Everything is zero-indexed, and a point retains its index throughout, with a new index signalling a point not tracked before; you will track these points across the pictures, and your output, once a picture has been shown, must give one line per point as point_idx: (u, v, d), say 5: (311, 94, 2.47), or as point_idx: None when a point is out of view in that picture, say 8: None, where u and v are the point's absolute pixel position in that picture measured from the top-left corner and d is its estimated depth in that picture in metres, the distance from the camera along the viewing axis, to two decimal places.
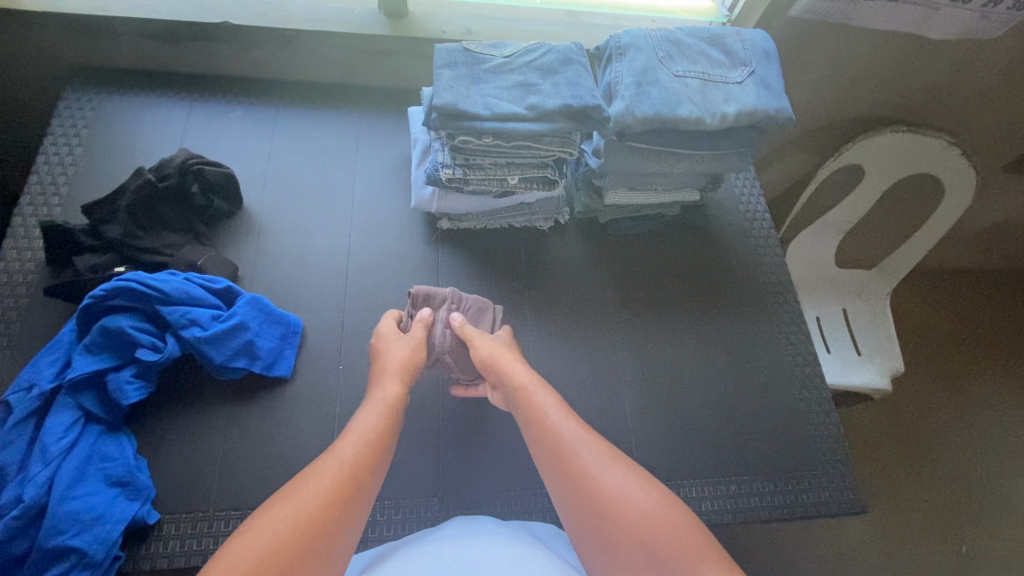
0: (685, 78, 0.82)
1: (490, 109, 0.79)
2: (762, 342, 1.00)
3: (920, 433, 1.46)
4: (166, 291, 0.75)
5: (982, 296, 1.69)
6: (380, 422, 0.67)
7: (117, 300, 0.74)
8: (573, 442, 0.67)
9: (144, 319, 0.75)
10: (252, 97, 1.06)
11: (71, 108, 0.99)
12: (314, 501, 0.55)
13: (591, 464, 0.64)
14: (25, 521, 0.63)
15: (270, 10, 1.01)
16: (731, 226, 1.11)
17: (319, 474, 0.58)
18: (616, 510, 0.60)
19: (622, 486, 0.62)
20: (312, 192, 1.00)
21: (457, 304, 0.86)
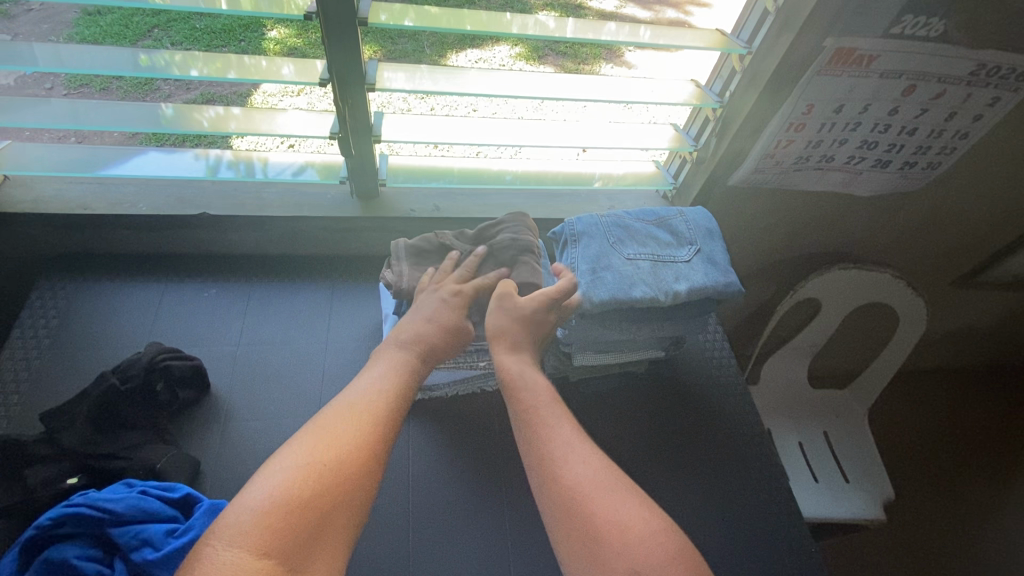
0: (636, 260, 0.88)
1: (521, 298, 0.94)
2: (746, 500, 0.96)
3: (919, 554, 1.50)
4: (116, 510, 0.72)
5: (954, 402, 1.78)
6: (395, 375, 0.79)
7: (63, 527, 0.71)
8: (561, 455, 0.71)
9: (92, 545, 0.71)
10: (228, 274, 1.10)
11: (42, 298, 1.00)
12: (349, 443, 0.68)
13: (583, 472, 0.69)
14: None
15: (245, 198, 1.07)
16: (701, 375, 1.11)
17: (344, 426, 0.70)
18: (603, 522, 0.65)
19: (611, 498, 0.67)
20: (280, 370, 0.99)
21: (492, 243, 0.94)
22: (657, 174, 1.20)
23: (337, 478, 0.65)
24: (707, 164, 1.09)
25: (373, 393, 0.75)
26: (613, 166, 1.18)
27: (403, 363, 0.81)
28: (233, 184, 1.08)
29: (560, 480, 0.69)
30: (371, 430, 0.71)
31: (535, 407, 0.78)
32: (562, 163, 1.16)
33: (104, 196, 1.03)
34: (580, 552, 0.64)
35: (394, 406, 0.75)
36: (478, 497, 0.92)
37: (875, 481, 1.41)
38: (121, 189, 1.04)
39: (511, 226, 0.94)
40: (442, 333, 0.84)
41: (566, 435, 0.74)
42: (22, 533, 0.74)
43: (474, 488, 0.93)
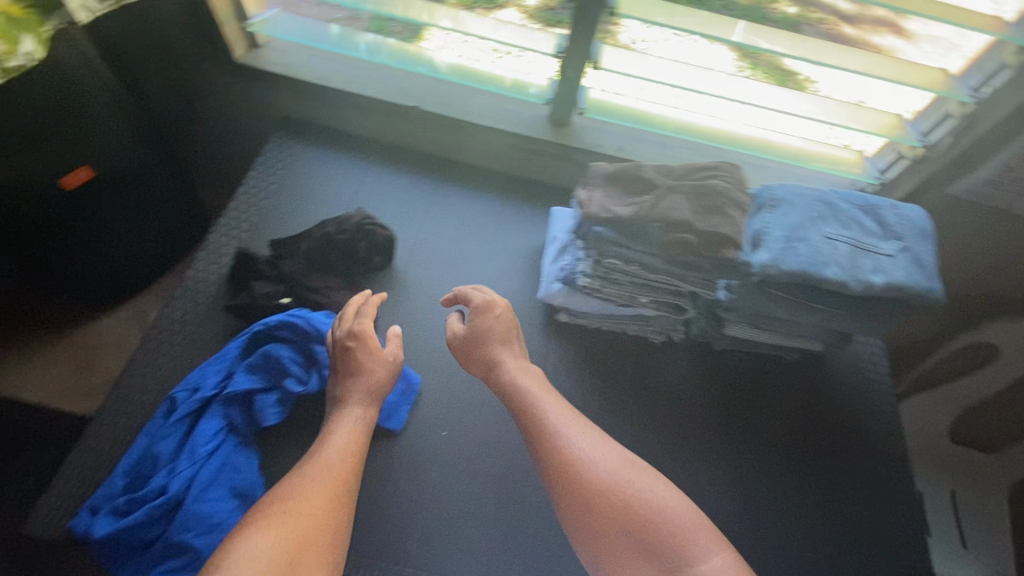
0: (835, 241, 0.84)
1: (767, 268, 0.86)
2: (869, 516, 0.92)
3: None
4: (324, 332, 0.88)
5: None
6: (351, 435, 0.76)
7: (282, 332, 0.87)
8: (562, 431, 0.76)
9: (298, 353, 0.87)
10: (418, 166, 1.19)
11: (274, 150, 1.17)
12: (317, 500, 0.66)
13: (594, 457, 0.73)
14: (162, 511, 0.74)
15: (452, 101, 1.15)
16: (849, 383, 1.05)
17: (307, 484, 0.68)
18: (613, 502, 0.69)
19: (618, 477, 0.71)
20: (449, 263, 1.09)
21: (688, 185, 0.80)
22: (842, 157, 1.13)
23: (322, 504, 0.66)
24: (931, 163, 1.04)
25: (328, 457, 0.72)
26: (793, 140, 1.13)
27: (354, 420, 0.78)
28: (445, 87, 1.17)
29: (563, 455, 0.74)
30: (335, 488, 0.69)
31: (526, 402, 0.81)
32: (748, 128, 1.12)
33: (339, 73, 1.16)
34: (587, 525, 0.70)
35: (349, 465, 0.72)
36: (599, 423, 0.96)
37: None
38: (353, 70, 1.17)
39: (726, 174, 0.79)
40: (368, 377, 0.81)
41: (572, 427, 0.77)
42: (246, 327, 0.90)
43: (596, 414, 0.97)
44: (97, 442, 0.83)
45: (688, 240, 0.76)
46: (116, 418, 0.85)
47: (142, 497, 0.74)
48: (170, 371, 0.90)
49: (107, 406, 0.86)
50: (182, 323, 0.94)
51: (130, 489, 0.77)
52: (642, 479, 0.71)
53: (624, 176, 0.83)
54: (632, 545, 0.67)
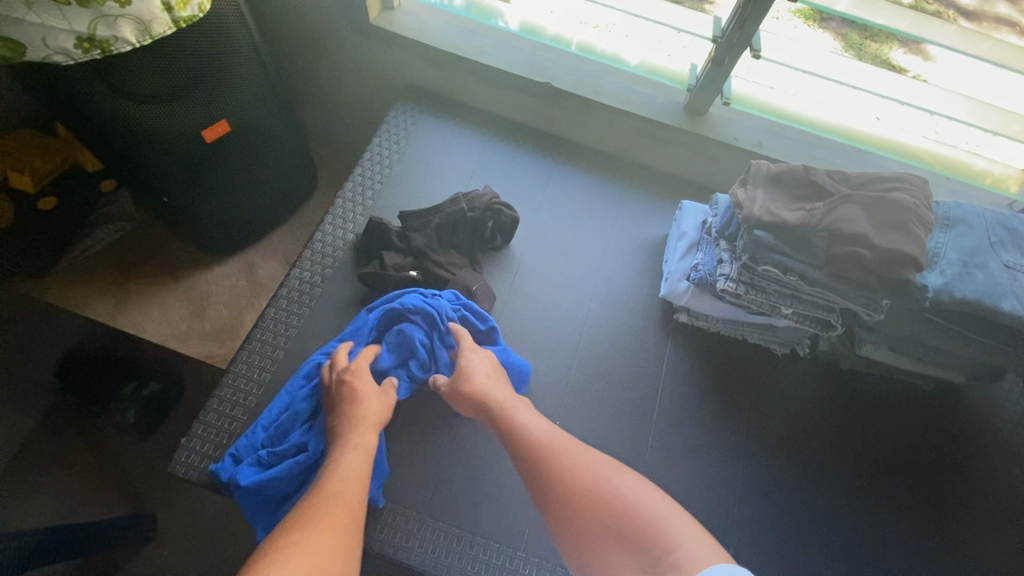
0: (1016, 272, 0.78)
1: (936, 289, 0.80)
2: (1001, 565, 0.87)
3: None
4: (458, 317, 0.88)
5: None
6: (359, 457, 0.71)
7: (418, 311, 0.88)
8: (531, 434, 0.76)
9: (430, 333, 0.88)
10: (539, 145, 1.16)
11: (397, 118, 1.16)
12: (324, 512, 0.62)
13: (574, 463, 0.72)
14: (301, 469, 0.76)
15: (585, 80, 1.11)
16: (988, 420, 0.98)
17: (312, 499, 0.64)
18: (595, 502, 0.68)
19: (599, 478, 0.70)
20: (567, 249, 1.07)
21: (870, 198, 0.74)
22: (951, 162, 1.04)
23: (340, 513, 0.62)
24: None
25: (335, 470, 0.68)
26: (902, 137, 1.06)
27: (354, 443, 0.73)
28: (577, 64, 1.13)
29: (539, 452, 0.74)
30: (343, 498, 0.64)
31: (498, 415, 0.78)
32: (857, 120, 1.06)
33: (469, 41, 1.13)
34: (576, 529, 0.69)
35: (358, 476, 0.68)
36: (713, 430, 0.94)
37: None
38: (484, 40, 1.14)
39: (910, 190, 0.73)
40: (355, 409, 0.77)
41: (546, 435, 0.76)
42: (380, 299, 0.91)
43: (711, 420, 0.95)
44: (236, 392, 0.87)
45: (863, 256, 0.71)
46: (251, 371, 0.89)
47: (283, 451, 0.77)
48: (301, 330, 0.92)
49: (244, 358, 0.90)
50: (311, 286, 0.96)
51: (270, 444, 0.80)
52: (585, 458, 0.73)
53: (789, 178, 0.79)
54: (614, 537, 0.65)
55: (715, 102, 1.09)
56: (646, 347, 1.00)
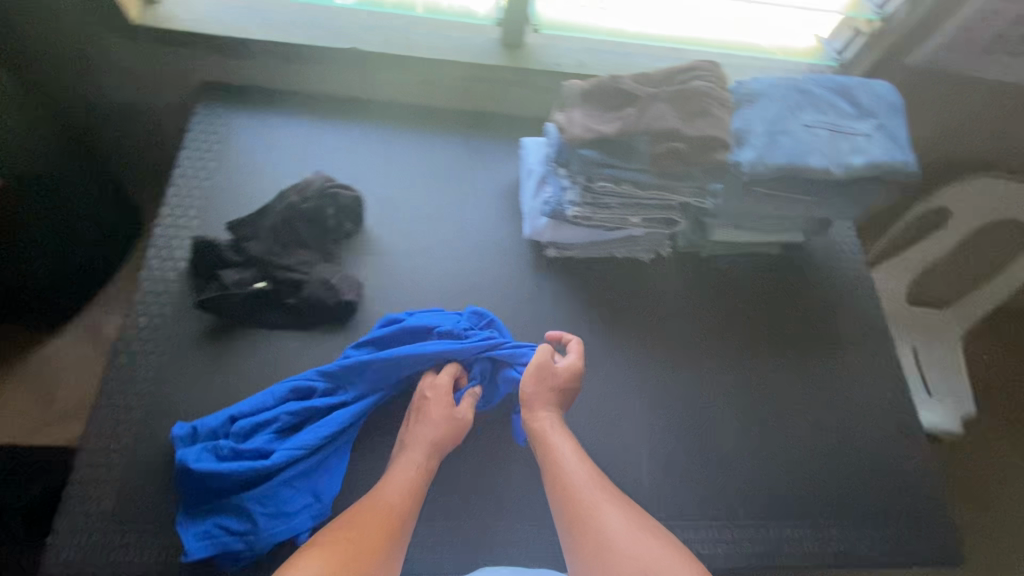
0: (814, 129, 0.84)
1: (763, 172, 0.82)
2: (857, 386, 1.00)
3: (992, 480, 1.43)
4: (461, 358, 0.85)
5: None
6: (411, 477, 0.74)
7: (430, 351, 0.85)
8: (570, 471, 0.76)
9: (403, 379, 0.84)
10: (368, 115, 1.09)
11: (202, 121, 1.04)
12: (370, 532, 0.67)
13: (618, 524, 0.69)
14: (251, 476, 0.74)
15: (394, 37, 1.05)
16: (829, 267, 1.10)
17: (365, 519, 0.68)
18: (626, 558, 0.65)
19: (635, 534, 0.68)
20: (425, 215, 1.04)
21: (670, 89, 0.76)
22: (749, 47, 1.12)
23: (376, 534, 0.67)
24: (888, 36, 1.03)
25: (386, 495, 0.71)
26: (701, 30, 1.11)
27: (415, 465, 0.76)
28: (381, 22, 1.07)
29: (572, 493, 0.73)
30: (388, 519, 0.69)
31: (545, 447, 0.79)
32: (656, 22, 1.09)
33: (258, 22, 1.04)
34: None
35: (408, 500, 0.72)
36: (604, 348, 0.98)
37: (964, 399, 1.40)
38: (274, 17, 1.05)
39: (705, 75, 0.76)
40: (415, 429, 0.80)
41: (592, 483, 0.75)
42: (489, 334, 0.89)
43: (600, 340, 0.98)
44: (96, 469, 0.78)
45: (677, 148, 0.74)
46: (106, 440, 0.79)
47: (241, 449, 0.75)
48: (154, 380, 0.84)
49: (97, 430, 0.80)
50: (151, 330, 0.86)
51: (232, 437, 0.77)
52: (615, 518, 0.70)
53: (600, 91, 0.79)
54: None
55: (527, 31, 1.07)
56: (525, 289, 1.01)
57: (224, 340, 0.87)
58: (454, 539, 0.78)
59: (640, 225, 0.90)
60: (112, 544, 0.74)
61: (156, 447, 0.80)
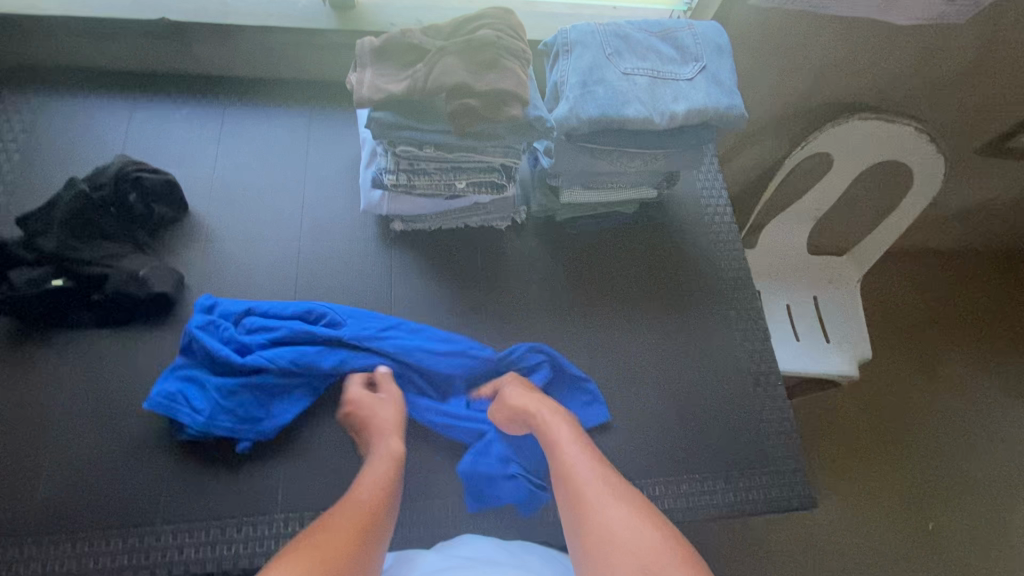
0: (633, 76, 0.80)
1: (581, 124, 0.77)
2: (716, 341, 0.99)
3: (884, 421, 1.48)
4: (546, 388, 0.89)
5: (967, 277, 1.68)
6: (383, 474, 0.73)
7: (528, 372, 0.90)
8: (569, 467, 0.72)
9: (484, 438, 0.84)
10: (196, 92, 1.02)
11: (6, 110, 0.96)
12: (346, 524, 0.65)
13: (620, 509, 0.66)
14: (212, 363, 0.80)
15: (210, 4, 0.97)
16: (693, 222, 1.07)
17: (342, 514, 0.66)
18: (623, 543, 0.63)
19: (631, 518, 0.65)
20: (259, 195, 0.97)
21: (460, 40, 0.70)
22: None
23: (347, 536, 0.63)
24: None
25: (362, 492, 0.70)
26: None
27: (387, 452, 0.76)
28: None
29: (580, 488, 0.69)
30: (363, 515, 0.66)
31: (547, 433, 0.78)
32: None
33: None
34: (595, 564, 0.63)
35: (384, 492, 0.71)
36: (455, 321, 0.95)
37: (857, 342, 1.42)
38: None
39: (495, 23, 0.71)
40: (372, 419, 0.79)
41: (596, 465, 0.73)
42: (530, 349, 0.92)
43: (451, 314, 0.95)
44: None
45: (470, 105, 0.69)
46: None
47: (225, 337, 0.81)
48: None
49: None
50: None
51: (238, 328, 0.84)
52: (619, 514, 0.66)
53: (392, 47, 0.73)
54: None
55: None
56: (369, 266, 0.96)
57: (29, 345, 0.81)
58: (282, 531, 0.77)
59: (469, 189, 0.83)
60: None
61: None
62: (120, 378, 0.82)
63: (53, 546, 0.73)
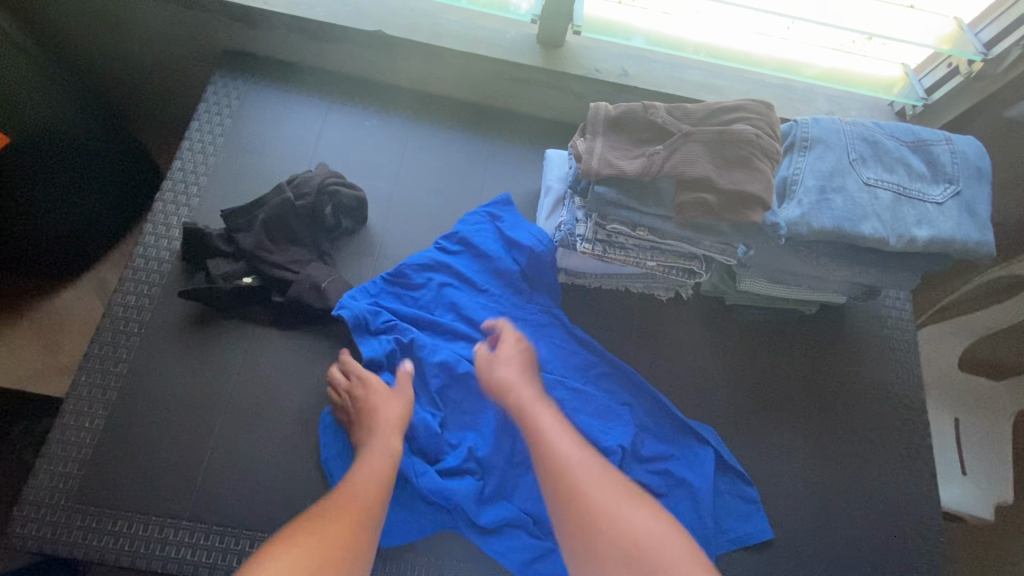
0: (876, 188, 0.72)
1: (814, 232, 0.70)
2: (875, 474, 0.90)
3: None
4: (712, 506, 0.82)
5: None
6: (383, 462, 0.71)
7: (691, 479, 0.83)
8: (553, 439, 0.71)
9: None
10: (389, 105, 1.03)
11: (216, 92, 1.00)
12: (335, 521, 0.61)
13: (602, 491, 0.65)
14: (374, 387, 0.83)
15: (422, 23, 0.97)
16: (871, 336, 0.98)
17: (324, 511, 0.62)
18: (611, 524, 0.62)
19: (616, 502, 0.64)
20: (431, 221, 0.97)
21: (711, 130, 0.65)
22: (845, 76, 0.96)
23: (336, 530, 0.60)
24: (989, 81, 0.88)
25: (353, 484, 0.67)
26: (799, 52, 0.94)
27: (394, 446, 0.74)
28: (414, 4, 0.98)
29: (559, 462, 0.68)
30: (354, 504, 0.64)
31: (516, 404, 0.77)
32: (746, 37, 0.92)
33: None
34: (580, 545, 0.62)
35: (380, 486, 0.68)
36: None
37: (1001, 486, 1.26)
38: None
39: (752, 115, 0.66)
40: (377, 413, 0.76)
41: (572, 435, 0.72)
42: (704, 454, 0.85)
43: None
44: (64, 447, 0.77)
45: (707, 201, 0.64)
46: (76, 418, 0.79)
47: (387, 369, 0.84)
48: (132, 363, 0.82)
49: (71, 407, 0.79)
50: (137, 310, 0.85)
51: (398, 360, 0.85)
52: (605, 491, 0.65)
53: (630, 119, 0.69)
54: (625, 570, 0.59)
55: (569, 30, 0.97)
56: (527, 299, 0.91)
57: (208, 331, 0.85)
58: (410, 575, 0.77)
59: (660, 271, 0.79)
60: (70, 527, 0.74)
61: (123, 433, 0.79)
62: (282, 382, 0.84)
63: (202, 536, 0.75)
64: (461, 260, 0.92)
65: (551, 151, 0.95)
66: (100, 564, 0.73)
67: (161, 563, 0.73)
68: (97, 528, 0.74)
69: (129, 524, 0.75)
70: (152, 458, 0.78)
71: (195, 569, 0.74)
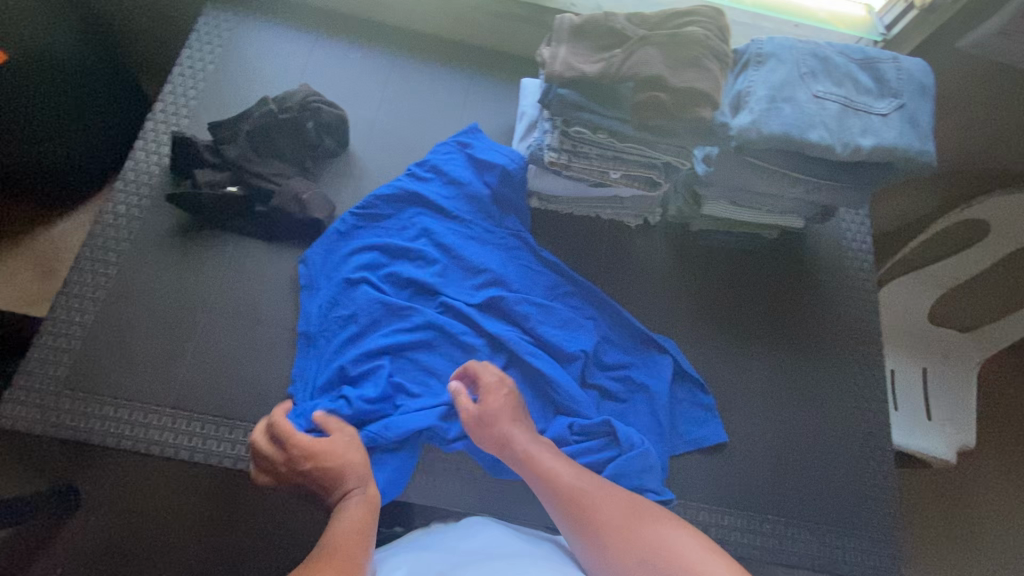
0: (824, 100, 0.76)
1: (763, 138, 0.74)
2: (828, 390, 0.95)
3: (969, 523, 1.35)
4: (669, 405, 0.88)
5: None
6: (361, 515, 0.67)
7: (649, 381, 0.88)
8: (575, 486, 0.69)
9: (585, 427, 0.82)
10: (373, 39, 1.07)
11: (207, 23, 1.04)
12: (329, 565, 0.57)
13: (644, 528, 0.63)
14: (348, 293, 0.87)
15: None
16: (830, 261, 1.02)
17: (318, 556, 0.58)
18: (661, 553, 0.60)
19: (659, 533, 0.63)
20: (410, 146, 1.01)
21: (665, 34, 0.69)
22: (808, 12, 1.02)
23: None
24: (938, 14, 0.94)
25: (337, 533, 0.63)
26: None
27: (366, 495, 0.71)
28: None
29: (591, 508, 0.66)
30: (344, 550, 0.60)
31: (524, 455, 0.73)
32: None
33: None
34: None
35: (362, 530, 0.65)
36: None
37: (964, 428, 1.29)
38: None
39: (705, 21, 0.70)
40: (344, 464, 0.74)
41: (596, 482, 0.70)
42: (662, 360, 0.90)
43: None
44: (55, 339, 0.81)
45: (660, 98, 0.68)
46: (66, 314, 0.83)
47: (358, 278, 0.87)
48: (121, 266, 0.86)
49: (62, 303, 0.83)
50: (127, 218, 0.89)
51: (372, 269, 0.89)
52: (645, 526, 0.64)
53: (591, 28, 0.73)
54: None
55: None
56: (498, 222, 0.96)
57: (194, 240, 0.89)
58: None
59: (623, 181, 0.84)
60: (59, 409, 0.78)
61: (112, 329, 0.83)
62: (264, 288, 0.88)
63: (185, 423, 0.80)
64: (430, 186, 0.95)
65: (526, 79, 0.99)
66: (86, 445, 0.78)
67: (146, 445, 0.78)
68: (84, 413, 0.78)
69: (115, 410, 0.79)
70: (138, 351, 0.83)
71: (177, 451, 0.78)
